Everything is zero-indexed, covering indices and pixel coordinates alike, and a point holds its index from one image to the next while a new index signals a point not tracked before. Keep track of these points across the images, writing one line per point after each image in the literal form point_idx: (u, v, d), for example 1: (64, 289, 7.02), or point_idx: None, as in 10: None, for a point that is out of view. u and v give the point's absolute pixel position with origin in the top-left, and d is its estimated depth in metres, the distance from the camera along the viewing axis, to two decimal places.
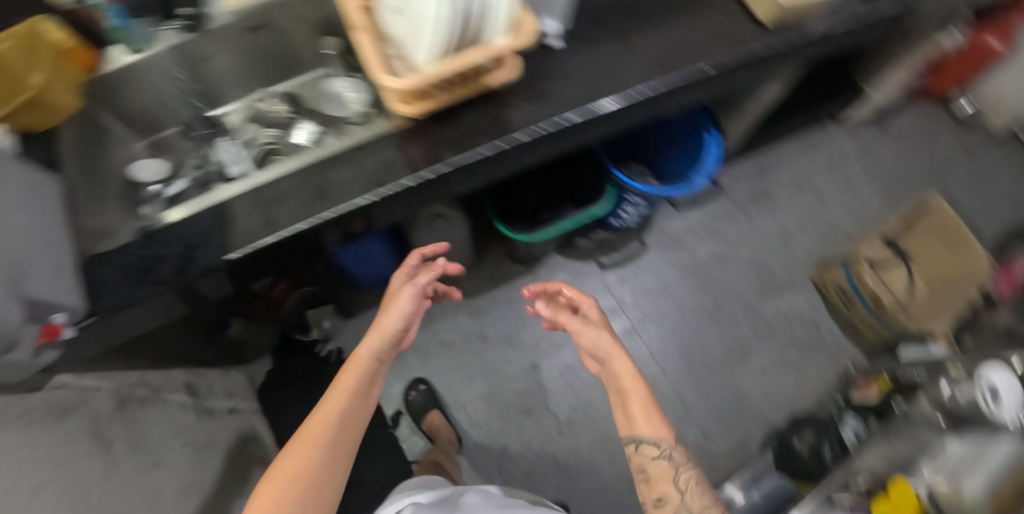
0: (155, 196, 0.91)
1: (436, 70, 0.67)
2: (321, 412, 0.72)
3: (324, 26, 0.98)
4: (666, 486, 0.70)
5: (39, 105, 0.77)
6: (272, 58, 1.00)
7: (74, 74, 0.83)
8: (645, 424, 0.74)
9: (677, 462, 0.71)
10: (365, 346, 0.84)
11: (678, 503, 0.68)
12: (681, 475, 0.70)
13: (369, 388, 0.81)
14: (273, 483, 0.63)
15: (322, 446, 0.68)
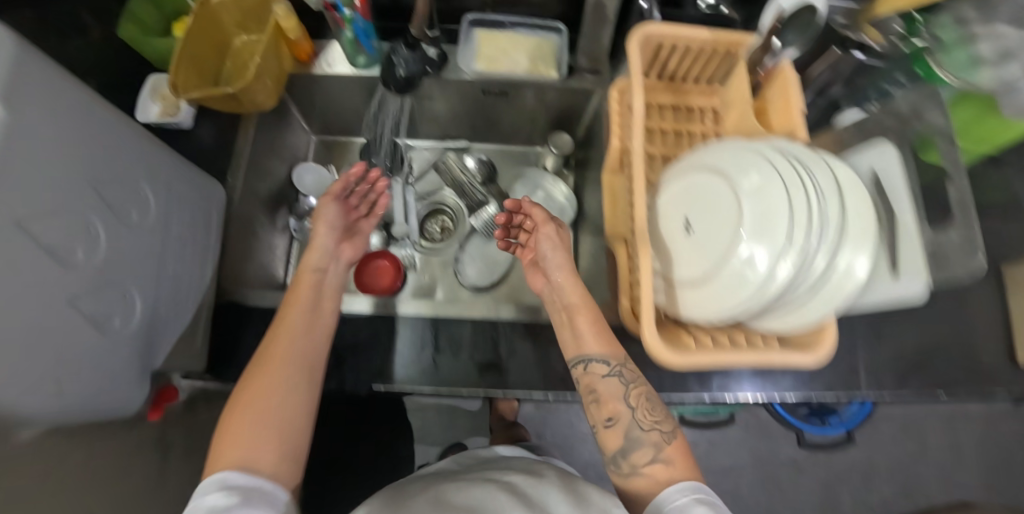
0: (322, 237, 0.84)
1: (688, 353, 0.50)
2: (278, 342, 0.53)
3: (558, 119, 0.83)
4: (618, 407, 0.53)
5: (233, 101, 0.66)
6: (493, 121, 0.87)
7: (285, 65, 0.72)
8: (597, 338, 0.56)
9: (629, 381, 0.54)
10: (318, 237, 0.64)
11: (629, 425, 0.52)
12: (631, 395, 0.53)
13: (313, 306, 0.58)
14: (231, 442, 0.45)
15: (283, 404, 0.49)
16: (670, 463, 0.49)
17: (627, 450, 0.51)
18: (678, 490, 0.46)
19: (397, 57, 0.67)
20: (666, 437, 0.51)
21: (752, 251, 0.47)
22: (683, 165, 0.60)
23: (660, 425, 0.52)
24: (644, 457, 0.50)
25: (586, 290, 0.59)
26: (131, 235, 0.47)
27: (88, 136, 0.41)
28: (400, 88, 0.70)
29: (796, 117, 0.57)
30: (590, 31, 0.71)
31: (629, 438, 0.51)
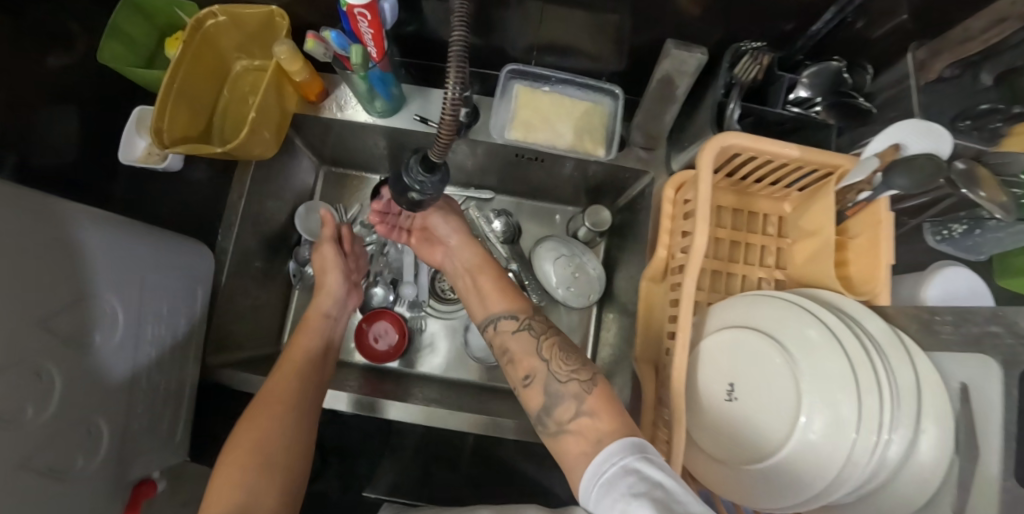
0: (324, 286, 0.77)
1: None
2: (275, 386, 0.54)
3: (597, 186, 0.74)
4: (533, 363, 0.49)
5: (229, 156, 0.59)
6: (525, 180, 0.77)
7: (288, 106, 0.63)
8: (497, 299, 0.58)
9: (539, 333, 0.52)
10: (319, 304, 0.67)
11: (546, 382, 0.47)
12: (546, 350, 0.50)
13: (321, 356, 0.61)
14: (236, 468, 0.44)
15: (283, 430, 0.49)
16: (593, 417, 0.43)
17: (550, 408, 0.46)
18: (623, 447, 0.38)
19: (408, 175, 0.40)
20: (584, 387, 0.45)
21: (817, 449, 0.43)
22: (742, 299, 0.53)
23: (577, 374, 0.47)
24: (568, 412, 0.44)
25: (490, 263, 0.63)
26: (93, 365, 0.41)
27: (35, 279, 0.35)
28: (414, 207, 0.44)
29: (880, 276, 0.50)
30: (650, 109, 0.61)
31: (549, 395, 0.46)
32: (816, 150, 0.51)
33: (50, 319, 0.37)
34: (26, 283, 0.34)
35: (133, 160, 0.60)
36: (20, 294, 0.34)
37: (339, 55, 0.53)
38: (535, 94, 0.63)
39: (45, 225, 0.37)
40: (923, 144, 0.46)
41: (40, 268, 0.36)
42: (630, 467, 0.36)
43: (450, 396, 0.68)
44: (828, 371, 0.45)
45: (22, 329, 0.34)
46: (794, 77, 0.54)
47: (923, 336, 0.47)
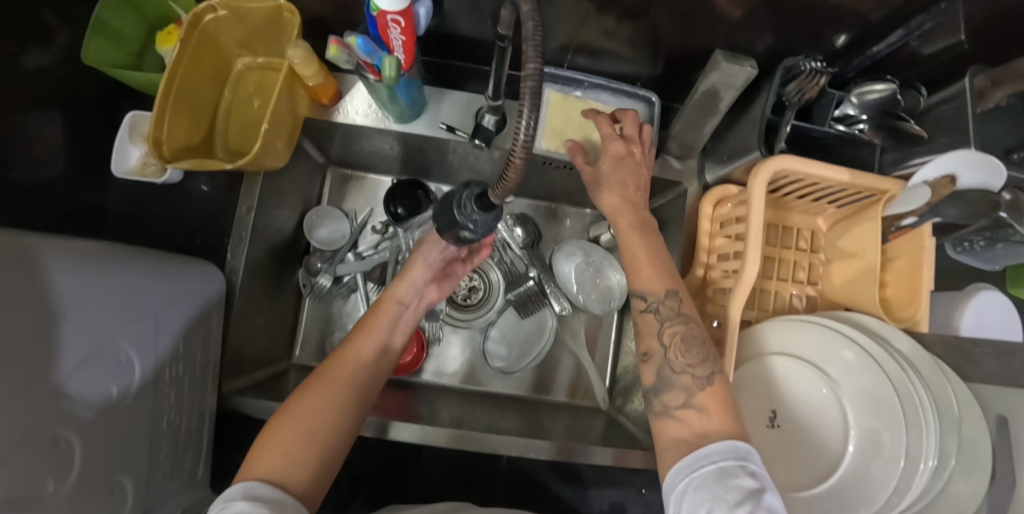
0: (337, 297, 0.71)
1: None
2: (338, 365, 0.48)
3: None
4: (653, 342, 0.45)
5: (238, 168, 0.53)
6: (548, 187, 0.74)
7: (300, 111, 0.57)
8: (650, 271, 0.47)
9: (668, 318, 0.45)
10: (398, 288, 0.56)
11: (660, 365, 0.44)
12: (666, 334, 0.45)
13: (390, 336, 0.54)
14: (278, 446, 0.39)
15: (332, 411, 0.43)
16: (703, 412, 0.40)
17: (658, 389, 0.43)
18: (723, 450, 0.35)
19: (460, 212, 0.37)
20: (698, 382, 0.42)
21: (866, 475, 0.44)
22: (776, 325, 0.53)
23: (693, 369, 0.42)
24: (677, 400, 0.42)
25: (643, 210, 0.49)
26: (112, 422, 0.38)
27: (37, 343, 0.31)
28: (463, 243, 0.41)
29: (921, 302, 0.49)
30: (689, 120, 0.57)
31: (659, 379, 0.43)
32: (865, 174, 0.51)
33: (63, 384, 0.33)
34: (28, 351, 0.30)
35: (127, 172, 0.55)
36: (24, 365, 0.29)
37: (364, 62, 0.48)
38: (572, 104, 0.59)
39: (45, 277, 0.32)
40: (976, 178, 0.46)
41: (44, 330, 0.31)
42: (731, 470, 0.34)
43: (476, 417, 0.63)
44: (872, 395, 0.46)
45: (32, 402, 0.30)
46: (844, 95, 0.52)
47: (966, 365, 0.48)
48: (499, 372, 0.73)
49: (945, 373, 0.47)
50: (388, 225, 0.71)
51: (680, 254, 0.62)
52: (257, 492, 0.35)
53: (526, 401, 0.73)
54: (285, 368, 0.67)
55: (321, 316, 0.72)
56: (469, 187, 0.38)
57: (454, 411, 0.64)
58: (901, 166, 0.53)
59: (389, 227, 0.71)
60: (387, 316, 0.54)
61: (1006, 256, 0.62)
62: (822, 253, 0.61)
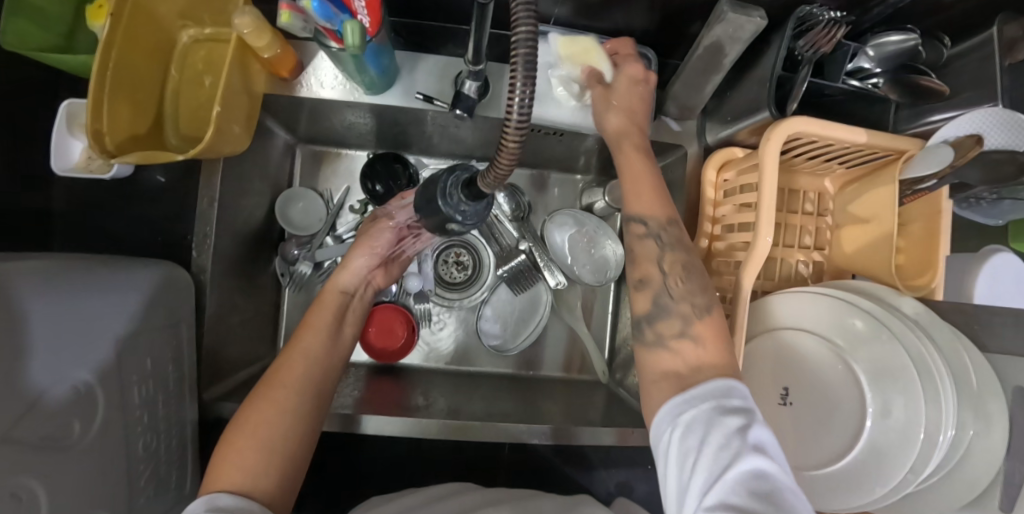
0: (318, 285, 0.67)
1: None
2: (292, 364, 0.45)
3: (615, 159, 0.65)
4: (651, 269, 0.44)
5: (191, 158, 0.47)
6: (539, 158, 0.68)
7: (257, 87, 0.50)
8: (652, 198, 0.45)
9: (670, 244, 0.44)
10: (340, 278, 0.53)
11: (659, 292, 0.43)
12: (667, 262, 0.44)
13: (337, 325, 0.51)
14: (237, 458, 0.38)
15: (292, 416, 0.41)
16: (698, 343, 0.39)
17: (653, 318, 0.42)
18: (707, 389, 0.35)
19: (447, 203, 0.33)
20: (697, 311, 0.41)
21: (882, 451, 0.42)
22: (787, 295, 0.50)
23: (693, 298, 0.42)
24: (674, 328, 0.41)
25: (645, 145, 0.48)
26: (79, 460, 0.35)
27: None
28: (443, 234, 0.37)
29: (938, 266, 0.47)
30: (689, 79, 0.52)
31: (656, 305, 0.42)
32: (881, 133, 0.47)
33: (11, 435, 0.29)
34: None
35: (71, 169, 0.49)
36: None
37: (323, 28, 0.41)
38: (583, 48, 0.49)
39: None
40: (1008, 138, 0.43)
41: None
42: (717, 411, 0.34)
43: (473, 404, 0.60)
44: (886, 367, 0.44)
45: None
46: (858, 46, 0.47)
47: (984, 336, 0.46)
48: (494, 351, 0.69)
49: (961, 344, 0.45)
50: (368, 205, 0.66)
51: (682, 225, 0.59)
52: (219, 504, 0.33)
53: (523, 379, 0.70)
54: (269, 363, 0.64)
55: (304, 305, 0.67)
56: (455, 172, 0.34)
57: (448, 397, 0.61)
58: (916, 122, 0.50)
59: (368, 205, 0.66)
60: (330, 305, 0.51)
61: (1012, 211, 0.61)
62: (829, 217, 0.57)
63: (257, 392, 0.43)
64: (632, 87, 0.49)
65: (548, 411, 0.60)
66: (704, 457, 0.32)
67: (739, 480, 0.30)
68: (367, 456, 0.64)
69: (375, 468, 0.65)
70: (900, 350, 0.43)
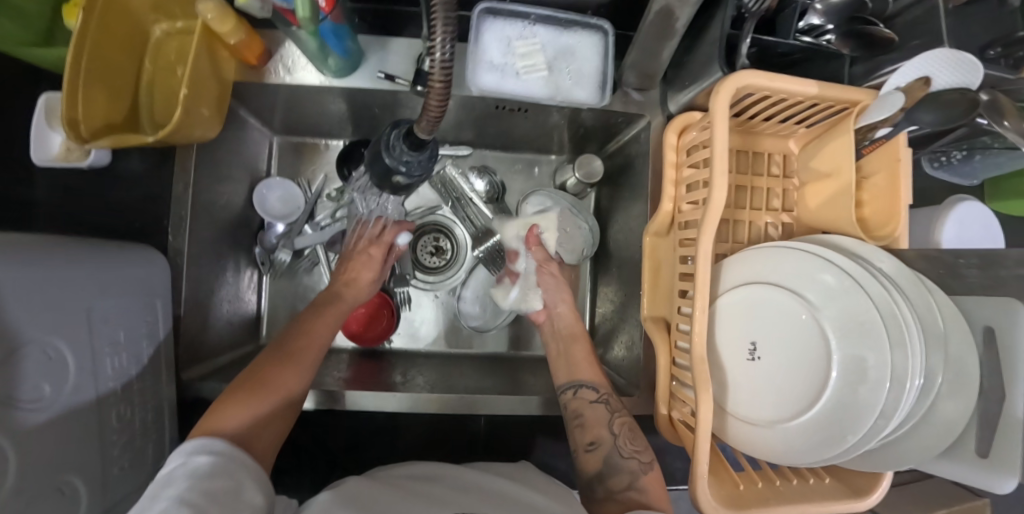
0: (298, 272, 0.69)
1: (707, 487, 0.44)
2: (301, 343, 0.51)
3: (584, 134, 0.66)
4: (602, 432, 0.50)
5: (165, 143, 0.49)
6: (511, 139, 0.70)
7: (227, 75, 0.52)
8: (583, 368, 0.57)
9: (615, 410, 0.52)
10: (353, 291, 0.60)
11: (609, 453, 0.48)
12: (617, 423, 0.51)
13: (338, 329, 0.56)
14: (238, 403, 0.42)
15: (290, 386, 0.46)
16: (644, 493, 0.44)
17: (605, 476, 0.47)
18: None
19: (390, 154, 0.36)
20: (643, 467, 0.47)
21: (849, 398, 0.42)
22: (756, 254, 0.49)
23: (639, 455, 0.48)
24: (622, 484, 0.46)
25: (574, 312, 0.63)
26: (48, 423, 0.36)
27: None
28: (399, 191, 0.41)
29: (900, 215, 0.47)
30: (646, 47, 0.52)
31: (608, 465, 0.48)
32: (835, 84, 0.47)
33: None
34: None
35: (51, 159, 0.50)
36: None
37: (280, 8, 0.44)
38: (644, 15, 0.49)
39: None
40: (954, 77, 0.43)
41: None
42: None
43: (452, 382, 0.60)
44: (853, 317, 0.44)
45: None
46: (807, 2, 0.47)
47: (950, 280, 0.46)
48: (474, 331, 0.70)
49: (929, 289, 0.45)
50: (344, 193, 0.68)
51: (650, 194, 0.60)
52: (212, 447, 0.36)
53: (505, 359, 0.70)
54: (252, 351, 0.65)
55: (285, 293, 0.69)
56: (398, 126, 0.37)
57: (426, 376, 0.62)
58: (875, 75, 0.49)
59: (343, 192, 0.67)
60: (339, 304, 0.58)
61: (983, 170, 0.61)
62: (795, 178, 0.57)
63: (260, 363, 0.47)
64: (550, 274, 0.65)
65: (528, 385, 0.61)
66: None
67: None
68: (341, 437, 0.62)
69: (350, 447, 0.62)
70: (866, 302, 0.43)
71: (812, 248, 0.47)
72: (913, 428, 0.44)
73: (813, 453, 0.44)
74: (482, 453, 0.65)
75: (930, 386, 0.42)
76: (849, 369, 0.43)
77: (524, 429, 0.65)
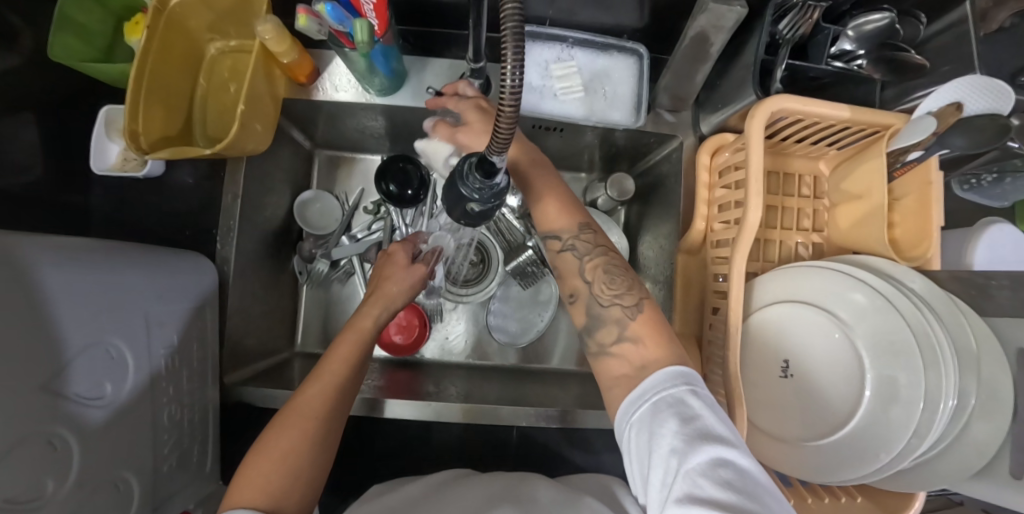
0: (334, 281, 0.70)
1: None
2: (313, 393, 0.42)
3: (616, 152, 0.68)
4: (578, 284, 0.47)
5: (219, 156, 0.51)
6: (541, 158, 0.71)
7: (278, 91, 0.55)
8: (557, 212, 0.49)
9: (585, 254, 0.47)
10: (372, 312, 0.48)
11: (588, 303, 0.46)
12: (588, 268, 0.46)
13: (363, 359, 0.46)
14: (259, 481, 0.36)
15: (313, 443, 0.39)
16: (638, 343, 0.41)
17: (592, 329, 0.45)
18: (662, 382, 0.37)
19: (464, 185, 0.36)
20: (629, 312, 0.43)
21: (880, 417, 0.43)
22: (786, 270, 0.51)
23: (621, 299, 0.44)
24: (611, 335, 0.43)
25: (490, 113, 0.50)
26: (111, 418, 0.38)
27: (19, 349, 0.30)
28: (470, 220, 0.40)
29: (932, 238, 0.48)
30: (680, 69, 0.54)
31: (592, 317, 0.45)
32: (867, 109, 0.48)
33: (47, 385, 0.32)
34: (11, 357, 0.30)
35: (107, 169, 0.53)
36: (7, 371, 0.29)
37: (336, 30, 0.46)
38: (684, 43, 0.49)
39: (16, 281, 0.31)
40: (990, 103, 0.45)
41: (21, 335, 0.31)
42: (673, 400, 0.36)
43: (484, 390, 0.62)
44: (888, 337, 0.44)
45: (19, 402, 0.30)
46: (840, 29, 0.49)
47: (982, 301, 0.47)
48: (503, 344, 0.70)
49: (960, 310, 0.46)
50: (381, 205, 0.69)
51: (680, 211, 0.60)
52: None
53: (532, 371, 0.71)
54: (287, 358, 0.66)
55: (320, 303, 0.70)
56: (469, 158, 0.36)
57: (459, 385, 0.63)
58: (905, 100, 0.52)
59: (380, 206, 0.69)
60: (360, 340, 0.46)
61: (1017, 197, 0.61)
62: (826, 199, 0.58)
63: (278, 416, 0.41)
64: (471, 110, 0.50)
65: (554, 398, 0.62)
66: (658, 459, 0.34)
67: (698, 472, 0.32)
68: (379, 442, 0.64)
69: (380, 452, 0.64)
70: (899, 318, 0.44)
71: (850, 268, 0.48)
72: (946, 447, 0.44)
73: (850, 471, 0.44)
74: (511, 463, 0.66)
75: (966, 408, 0.43)
76: (890, 392, 0.44)
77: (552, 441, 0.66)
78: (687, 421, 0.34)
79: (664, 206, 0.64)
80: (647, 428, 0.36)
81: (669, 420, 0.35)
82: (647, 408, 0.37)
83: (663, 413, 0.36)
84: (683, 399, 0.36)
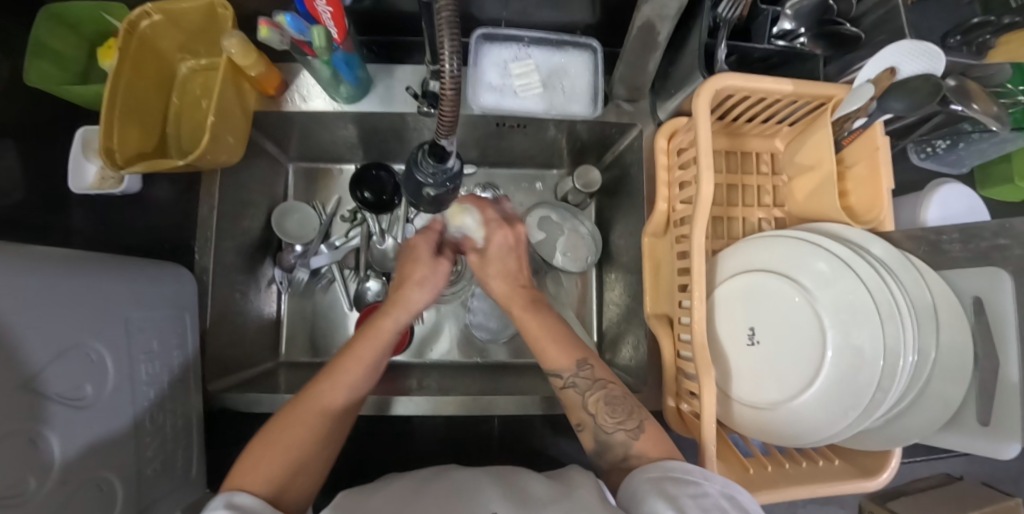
0: (315, 290, 0.71)
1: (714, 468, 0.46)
2: (319, 388, 0.43)
3: (582, 146, 0.70)
4: (583, 415, 0.47)
5: (194, 168, 0.53)
6: (509, 156, 0.74)
7: (248, 104, 0.57)
8: (557, 350, 0.50)
9: (587, 388, 0.48)
10: (394, 314, 0.49)
11: (594, 431, 0.46)
12: (591, 403, 0.47)
13: (379, 361, 0.47)
14: (257, 471, 0.37)
15: (312, 439, 0.40)
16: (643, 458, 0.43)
17: (602, 451, 0.46)
18: (678, 466, 0.39)
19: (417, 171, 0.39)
20: (633, 434, 0.44)
21: (848, 378, 0.44)
22: (754, 240, 0.52)
23: (624, 424, 0.45)
24: (620, 454, 0.44)
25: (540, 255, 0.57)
26: (90, 419, 0.39)
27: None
28: (433, 204, 0.45)
29: (883, 202, 0.49)
30: (632, 60, 0.56)
31: (599, 442, 0.46)
32: (809, 82, 0.50)
33: (25, 384, 0.33)
34: None
35: (86, 188, 0.54)
36: None
37: (297, 41, 0.49)
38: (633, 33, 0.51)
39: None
40: (921, 65, 0.47)
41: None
42: (679, 476, 0.38)
43: (465, 385, 0.63)
44: (850, 301, 0.46)
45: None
46: (778, 10, 0.52)
47: (935, 256, 0.49)
48: (486, 340, 0.72)
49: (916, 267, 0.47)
50: (357, 212, 0.71)
51: (645, 197, 0.63)
52: (237, 503, 0.33)
53: (516, 366, 0.72)
54: (271, 367, 0.67)
55: (303, 312, 0.71)
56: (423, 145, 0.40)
57: (440, 381, 0.64)
58: (847, 73, 0.54)
59: (357, 213, 0.71)
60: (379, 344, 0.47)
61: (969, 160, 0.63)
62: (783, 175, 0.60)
63: (284, 409, 0.42)
64: (500, 233, 0.55)
65: (535, 387, 0.62)
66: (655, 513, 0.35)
67: None
68: (364, 442, 0.64)
69: (368, 453, 0.64)
70: (858, 278, 0.45)
71: (820, 239, 0.49)
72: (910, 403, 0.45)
73: (824, 433, 0.45)
74: (499, 455, 0.66)
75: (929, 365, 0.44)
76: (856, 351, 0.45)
77: (535, 432, 0.67)
78: (692, 495, 0.35)
79: (631, 193, 0.66)
80: (653, 494, 0.37)
81: (675, 491, 0.36)
82: (655, 482, 0.38)
83: (670, 484, 0.37)
84: (694, 482, 0.37)
